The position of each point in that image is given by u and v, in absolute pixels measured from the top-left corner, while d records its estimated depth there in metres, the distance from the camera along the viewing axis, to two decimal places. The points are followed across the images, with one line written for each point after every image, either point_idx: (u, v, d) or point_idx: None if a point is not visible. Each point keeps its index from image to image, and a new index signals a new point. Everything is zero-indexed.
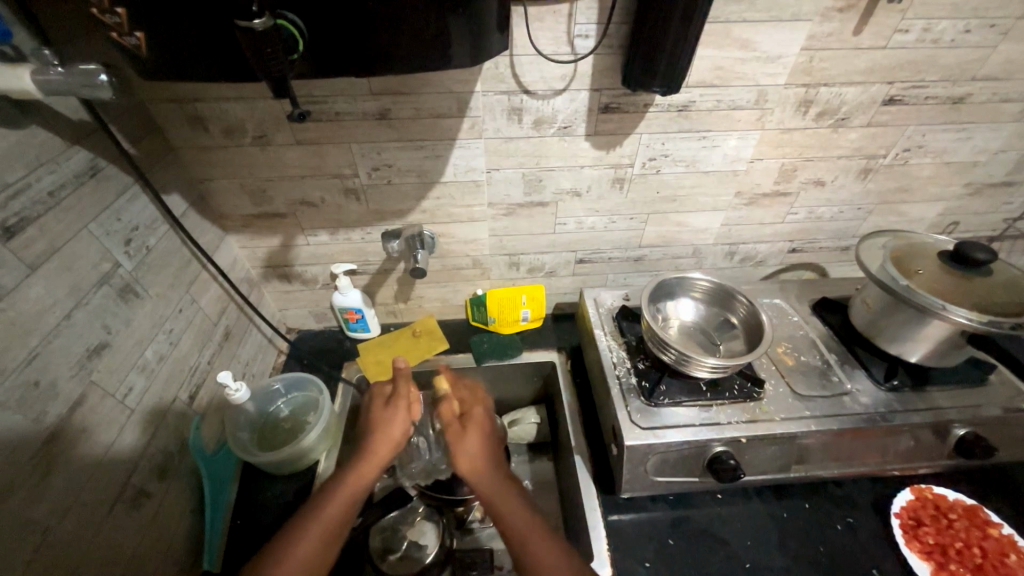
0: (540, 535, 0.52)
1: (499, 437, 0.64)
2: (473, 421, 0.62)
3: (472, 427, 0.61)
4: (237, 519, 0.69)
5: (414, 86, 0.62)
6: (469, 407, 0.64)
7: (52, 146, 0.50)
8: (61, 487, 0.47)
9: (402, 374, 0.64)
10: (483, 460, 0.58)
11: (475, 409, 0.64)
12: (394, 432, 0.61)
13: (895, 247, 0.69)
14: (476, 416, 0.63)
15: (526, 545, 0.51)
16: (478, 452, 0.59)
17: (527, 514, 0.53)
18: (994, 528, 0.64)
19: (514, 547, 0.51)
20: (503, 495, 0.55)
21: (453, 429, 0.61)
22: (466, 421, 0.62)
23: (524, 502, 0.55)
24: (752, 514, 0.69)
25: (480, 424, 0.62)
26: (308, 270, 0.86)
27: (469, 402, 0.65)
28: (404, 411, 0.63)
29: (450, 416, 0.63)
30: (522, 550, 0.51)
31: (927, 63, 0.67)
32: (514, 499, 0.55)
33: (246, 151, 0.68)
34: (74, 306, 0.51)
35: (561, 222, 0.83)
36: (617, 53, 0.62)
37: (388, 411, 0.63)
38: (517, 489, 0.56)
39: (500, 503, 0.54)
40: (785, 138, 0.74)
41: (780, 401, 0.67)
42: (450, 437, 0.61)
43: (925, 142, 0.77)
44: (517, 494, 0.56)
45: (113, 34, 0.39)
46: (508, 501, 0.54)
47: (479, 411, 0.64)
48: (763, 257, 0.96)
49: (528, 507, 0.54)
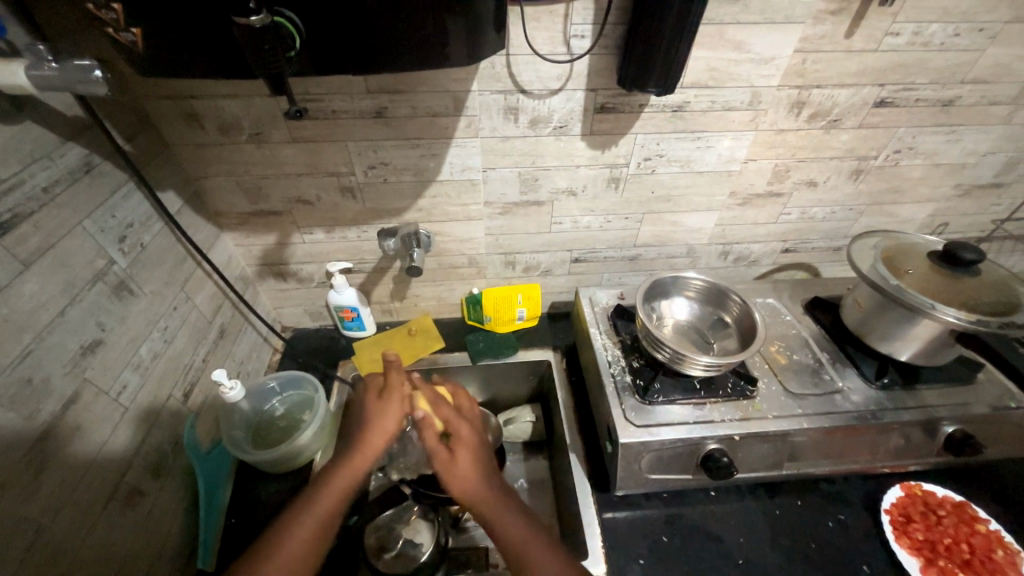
0: (534, 546, 0.52)
1: (488, 452, 0.64)
2: (460, 444, 0.61)
3: (460, 449, 0.61)
4: (232, 518, 0.69)
5: (410, 84, 0.62)
6: (455, 427, 0.63)
7: (46, 141, 0.50)
8: (54, 485, 0.47)
9: (395, 366, 0.67)
10: (475, 481, 0.58)
11: (463, 428, 0.63)
12: (388, 424, 0.62)
13: (886, 248, 0.70)
14: (463, 436, 0.62)
15: (522, 556, 0.51)
16: (469, 473, 0.58)
17: (520, 525, 0.54)
18: (982, 524, 0.65)
19: (509, 562, 0.51)
20: (495, 510, 0.55)
21: (439, 456, 0.60)
22: (454, 444, 0.61)
23: (518, 513, 0.55)
24: (745, 511, 0.70)
25: (469, 443, 0.62)
26: (303, 269, 0.86)
27: (455, 420, 0.64)
28: (398, 402, 0.64)
29: (434, 442, 0.61)
30: (518, 562, 0.51)
31: (917, 66, 0.68)
32: (506, 512, 0.55)
33: (242, 148, 0.68)
34: (68, 304, 0.50)
35: (557, 222, 0.83)
36: (613, 53, 0.63)
37: (371, 419, 0.62)
38: (510, 501, 0.57)
39: (493, 516, 0.55)
40: (778, 139, 0.75)
41: (773, 399, 0.67)
42: (440, 464, 0.59)
43: (915, 144, 0.79)
44: (510, 505, 0.56)
45: (109, 30, 0.39)
46: (502, 515, 0.55)
47: (465, 430, 0.63)
48: (756, 257, 0.97)
49: (522, 518, 0.55)
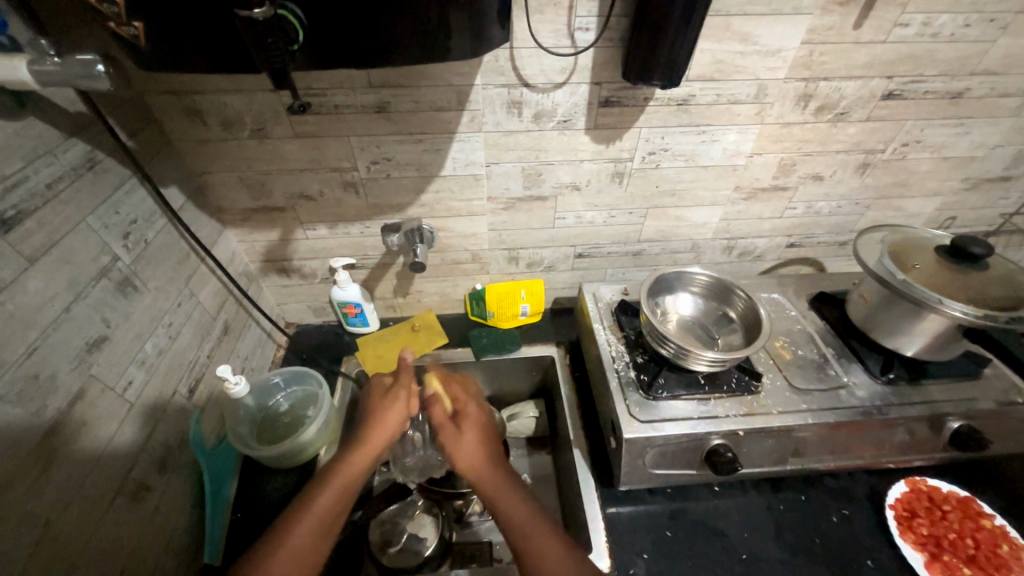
0: (539, 531, 0.52)
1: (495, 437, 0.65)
2: (465, 419, 0.64)
3: (469, 422, 0.64)
4: (237, 513, 0.70)
5: (413, 79, 0.62)
6: (462, 406, 0.66)
7: (49, 137, 0.49)
8: (62, 480, 0.47)
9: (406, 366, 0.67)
10: (479, 457, 0.60)
11: (468, 406, 0.66)
12: (397, 412, 0.63)
13: (893, 242, 0.69)
14: (470, 413, 0.65)
15: (527, 537, 0.51)
16: (474, 449, 0.60)
17: (525, 508, 0.54)
18: (987, 519, 0.65)
19: (517, 539, 0.51)
20: (501, 499, 0.55)
21: (464, 415, 0.64)
22: (460, 421, 0.64)
23: (525, 499, 0.55)
24: (748, 505, 0.70)
25: (475, 421, 0.64)
26: (306, 265, 0.86)
27: (463, 401, 0.67)
28: (404, 400, 0.64)
29: (442, 416, 0.64)
30: (523, 543, 0.51)
31: (927, 57, 0.67)
32: (514, 493, 0.56)
33: (244, 143, 0.67)
34: (73, 300, 0.51)
35: (560, 217, 0.83)
36: (617, 46, 0.62)
37: (377, 412, 0.63)
38: (514, 485, 0.57)
39: (497, 498, 0.55)
40: (784, 132, 0.74)
41: (777, 395, 0.67)
42: (446, 435, 0.62)
43: (923, 137, 0.78)
44: (516, 489, 0.56)
45: (111, 25, 0.39)
46: (503, 493, 0.56)
47: (471, 408, 0.66)
48: (761, 252, 0.96)
49: (527, 502, 0.55)
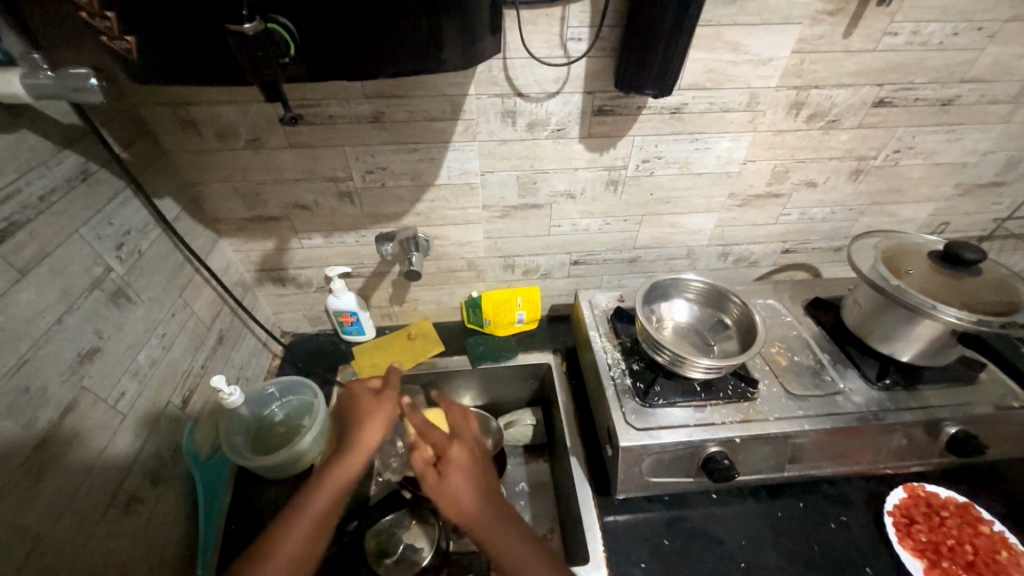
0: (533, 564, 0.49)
1: (487, 468, 0.59)
2: (451, 464, 0.57)
3: (460, 467, 0.57)
4: (231, 524, 0.69)
5: (407, 89, 0.62)
6: (444, 448, 0.59)
7: (41, 150, 0.49)
8: (53, 493, 0.47)
9: (395, 373, 0.68)
10: (476, 504, 0.54)
11: (451, 448, 0.59)
12: (387, 413, 0.63)
13: (886, 248, 0.69)
14: (452, 456, 0.58)
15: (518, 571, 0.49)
16: (463, 496, 0.55)
17: (517, 544, 0.51)
18: (985, 526, 0.65)
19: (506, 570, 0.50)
20: (496, 535, 0.52)
21: (450, 457, 0.58)
22: (443, 466, 0.57)
23: (522, 533, 0.52)
24: (746, 513, 0.69)
25: (459, 465, 0.57)
26: (301, 273, 0.86)
27: (445, 442, 0.60)
28: (383, 420, 0.63)
29: (422, 464, 0.58)
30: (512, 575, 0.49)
31: (917, 65, 0.68)
32: (510, 538, 0.51)
33: (239, 154, 0.68)
34: (65, 311, 0.50)
35: (556, 225, 0.83)
36: (610, 55, 0.63)
37: (360, 422, 0.62)
38: (514, 519, 0.53)
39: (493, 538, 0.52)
40: (776, 140, 0.75)
41: (773, 401, 0.67)
42: (437, 486, 0.56)
43: (914, 143, 0.78)
44: (516, 525, 0.53)
45: (103, 38, 0.39)
46: (500, 532, 0.52)
47: (457, 450, 0.59)
48: (756, 258, 0.96)
49: (523, 540, 0.51)
